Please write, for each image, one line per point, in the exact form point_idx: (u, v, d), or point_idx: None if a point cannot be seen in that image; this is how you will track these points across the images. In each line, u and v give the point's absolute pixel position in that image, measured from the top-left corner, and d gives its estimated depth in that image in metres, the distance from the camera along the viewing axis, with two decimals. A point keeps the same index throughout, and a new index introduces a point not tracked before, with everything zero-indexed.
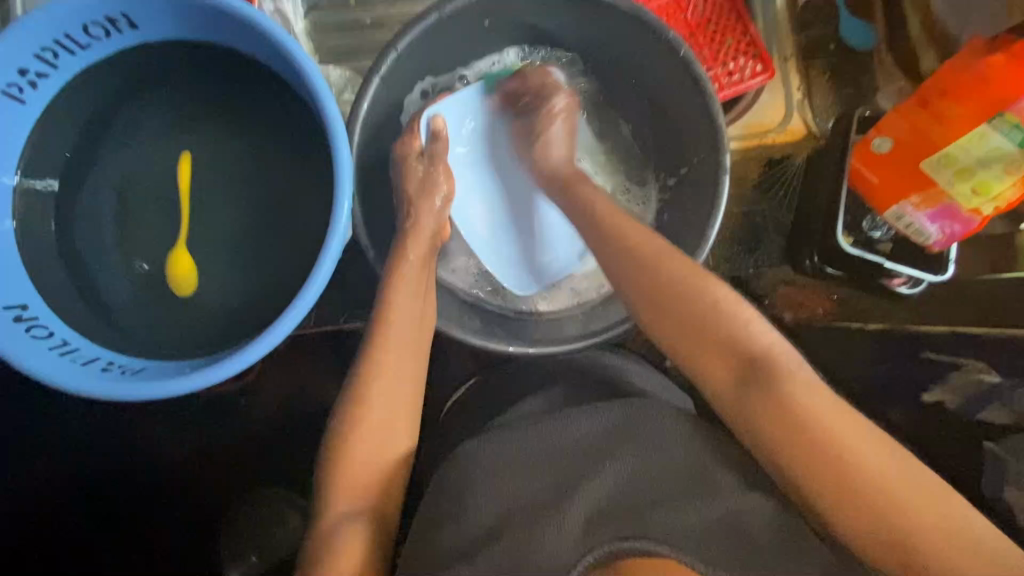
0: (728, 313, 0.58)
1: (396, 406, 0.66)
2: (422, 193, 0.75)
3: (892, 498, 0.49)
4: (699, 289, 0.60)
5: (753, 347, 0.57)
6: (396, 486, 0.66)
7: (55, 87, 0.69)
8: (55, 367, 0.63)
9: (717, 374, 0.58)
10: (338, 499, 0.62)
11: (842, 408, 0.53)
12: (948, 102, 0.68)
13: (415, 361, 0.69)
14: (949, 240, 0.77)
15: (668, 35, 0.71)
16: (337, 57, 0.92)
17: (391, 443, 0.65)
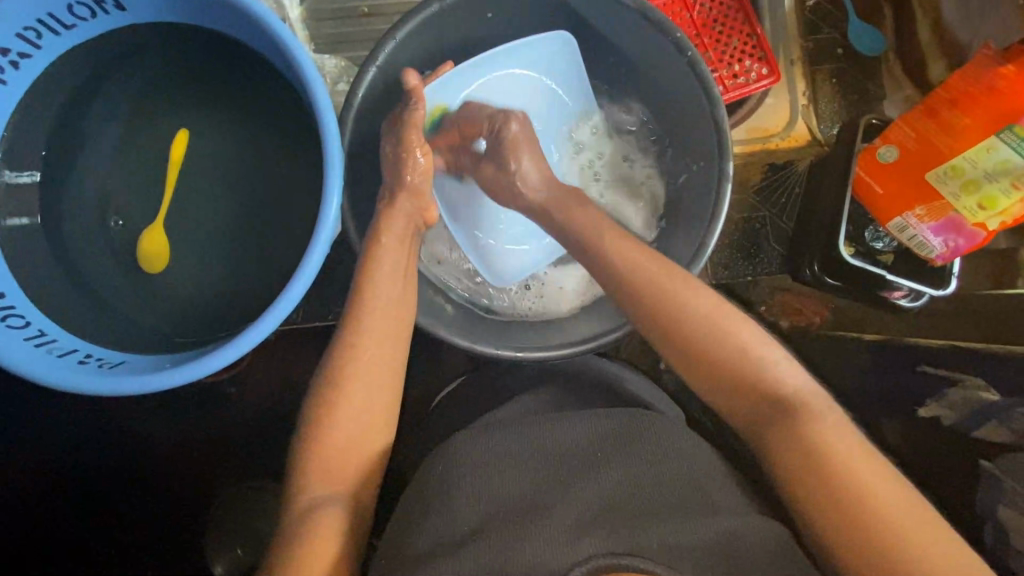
0: (744, 344, 0.59)
1: (375, 397, 0.64)
2: (416, 186, 0.73)
3: (906, 544, 0.48)
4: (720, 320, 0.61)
5: (778, 388, 0.57)
6: (374, 478, 0.64)
7: (41, 66, 0.66)
8: (28, 357, 0.60)
9: (737, 408, 0.59)
10: (313, 485, 0.60)
11: (864, 453, 0.53)
12: (957, 112, 0.67)
13: (392, 347, 0.66)
14: (952, 254, 0.75)
15: (676, 34, 0.68)
16: (333, 47, 0.89)
17: (371, 434, 0.64)
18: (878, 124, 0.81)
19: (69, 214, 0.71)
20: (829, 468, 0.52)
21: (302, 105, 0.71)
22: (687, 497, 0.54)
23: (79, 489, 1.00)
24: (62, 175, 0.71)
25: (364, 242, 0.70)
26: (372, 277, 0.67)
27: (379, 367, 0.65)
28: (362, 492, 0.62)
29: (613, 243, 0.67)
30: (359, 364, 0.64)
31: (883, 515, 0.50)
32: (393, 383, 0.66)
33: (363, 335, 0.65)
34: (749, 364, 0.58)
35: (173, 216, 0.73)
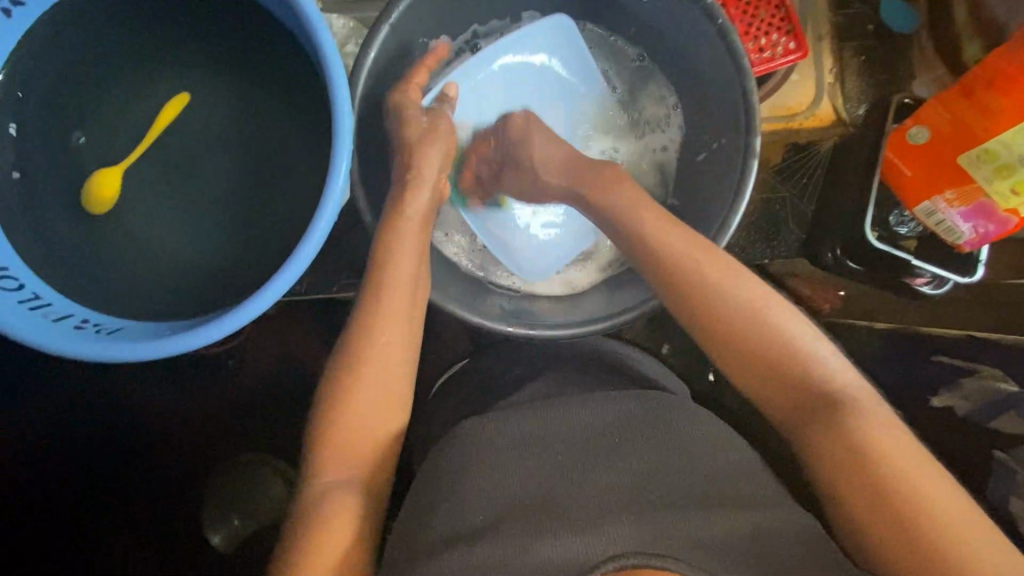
0: (782, 333, 0.58)
1: (393, 376, 0.62)
2: (426, 151, 0.69)
3: (953, 536, 0.46)
4: (763, 312, 0.59)
5: (810, 377, 0.56)
6: (390, 459, 0.62)
7: (34, 15, 0.64)
8: (23, 320, 0.58)
9: (780, 405, 0.57)
10: (328, 465, 0.58)
11: (907, 443, 0.51)
12: (994, 94, 0.64)
13: (410, 331, 0.65)
14: (981, 241, 0.72)
15: (706, 1, 0.65)
16: (341, 6, 0.86)
17: (387, 416, 0.62)
18: (910, 104, 0.78)
19: (63, 175, 0.68)
20: (873, 458, 0.50)
21: (310, 65, 0.68)
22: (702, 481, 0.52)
23: (75, 457, 0.98)
24: (55, 134, 0.68)
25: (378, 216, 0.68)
26: (388, 249, 0.65)
27: (396, 345, 0.63)
28: (377, 474, 0.60)
29: (633, 227, 0.65)
30: (378, 340, 0.62)
31: (930, 509, 0.47)
32: (410, 363, 0.64)
33: (381, 312, 0.63)
34: (791, 358, 0.57)
35: (173, 178, 0.70)
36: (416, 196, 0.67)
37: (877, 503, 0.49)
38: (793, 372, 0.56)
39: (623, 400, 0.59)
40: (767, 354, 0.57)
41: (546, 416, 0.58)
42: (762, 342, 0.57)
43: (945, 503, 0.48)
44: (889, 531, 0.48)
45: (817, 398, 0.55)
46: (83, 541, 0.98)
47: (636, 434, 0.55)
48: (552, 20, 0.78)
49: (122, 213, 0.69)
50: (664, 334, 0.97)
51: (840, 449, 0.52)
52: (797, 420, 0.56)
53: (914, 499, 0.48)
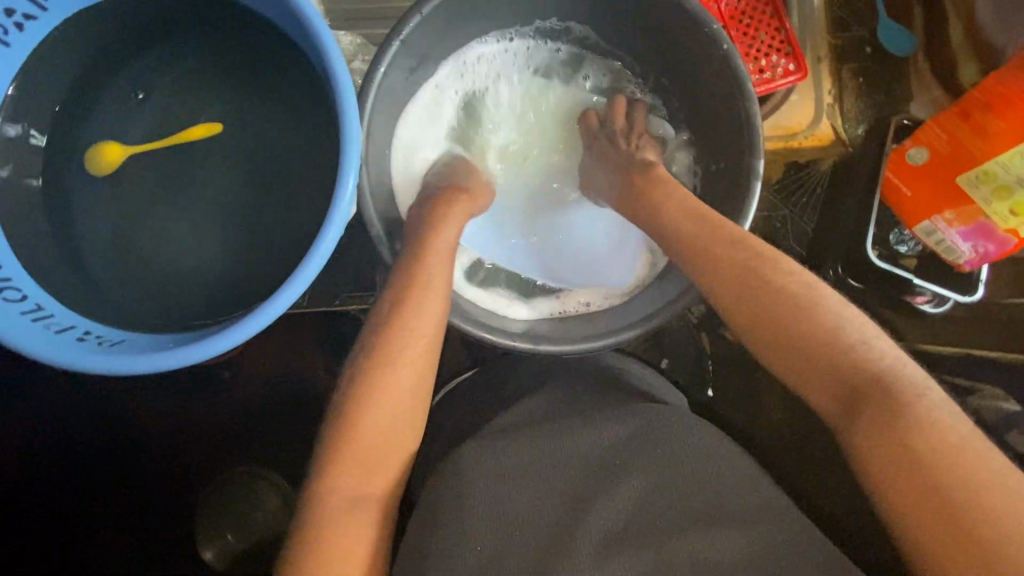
0: (820, 313, 0.57)
1: (404, 390, 0.62)
2: None
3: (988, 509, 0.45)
4: (816, 309, 0.57)
5: (842, 351, 0.55)
6: (399, 476, 0.61)
7: (45, 30, 0.63)
8: (26, 332, 0.58)
9: (823, 394, 0.56)
10: (337, 480, 0.57)
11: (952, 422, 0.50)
12: (992, 117, 0.65)
13: (429, 344, 0.64)
14: (981, 260, 0.73)
15: (712, 26, 0.67)
16: (349, 23, 0.87)
17: (402, 431, 0.61)
18: (909, 125, 0.79)
19: (69, 189, 0.68)
20: (912, 442, 0.49)
21: (319, 81, 0.69)
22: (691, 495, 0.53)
23: (71, 469, 0.97)
24: (62, 145, 0.68)
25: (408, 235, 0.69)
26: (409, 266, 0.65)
27: (416, 358, 0.63)
28: (381, 494, 0.59)
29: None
30: (395, 355, 0.62)
31: (973, 488, 0.46)
32: (425, 379, 0.64)
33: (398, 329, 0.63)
34: (829, 344, 0.56)
35: (179, 191, 0.70)
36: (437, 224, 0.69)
37: (918, 481, 0.48)
38: (836, 359, 0.55)
39: (630, 418, 0.59)
40: (806, 341, 0.57)
41: (557, 448, 0.56)
42: (818, 331, 0.56)
43: (993, 478, 0.46)
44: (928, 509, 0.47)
45: (856, 383, 0.54)
46: (79, 556, 0.97)
47: (634, 453, 0.56)
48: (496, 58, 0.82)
49: (129, 225, 0.69)
50: (659, 350, 0.97)
51: (877, 433, 0.51)
52: (835, 410, 0.55)
53: (956, 478, 0.47)
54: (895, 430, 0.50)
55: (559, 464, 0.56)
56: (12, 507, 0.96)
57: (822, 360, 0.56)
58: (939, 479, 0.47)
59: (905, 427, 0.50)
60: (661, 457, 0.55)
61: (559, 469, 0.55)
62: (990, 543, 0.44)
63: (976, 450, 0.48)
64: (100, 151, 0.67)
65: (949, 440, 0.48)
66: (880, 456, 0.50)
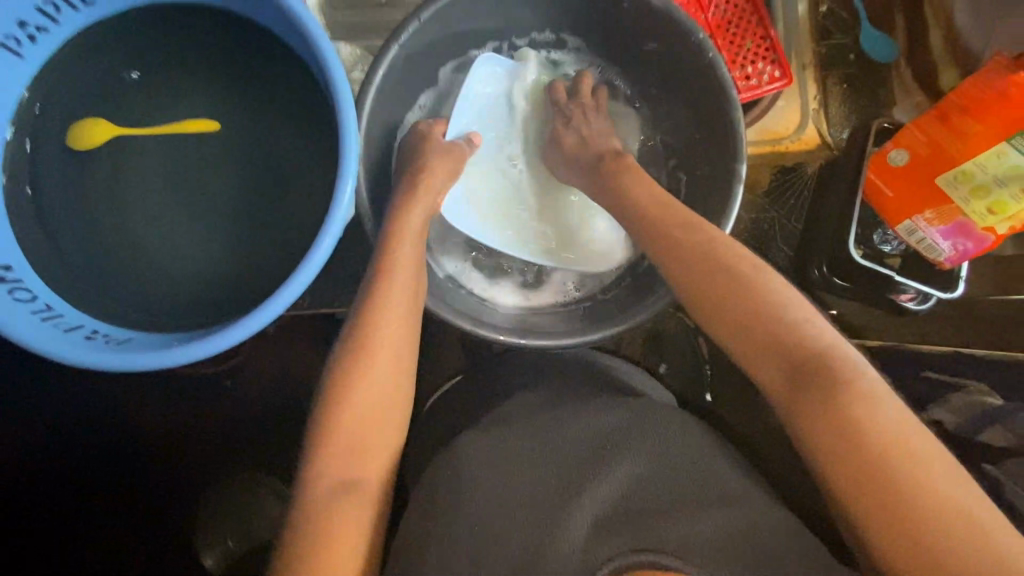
0: (778, 309, 0.58)
1: (387, 375, 0.64)
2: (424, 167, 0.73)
3: (926, 500, 0.47)
4: (776, 307, 0.58)
5: (802, 345, 0.56)
6: (390, 458, 0.63)
7: (58, 42, 0.68)
8: (36, 329, 0.61)
9: (771, 375, 0.57)
10: (328, 471, 0.59)
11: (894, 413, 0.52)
12: (969, 119, 0.67)
13: (407, 336, 0.66)
14: (961, 258, 0.75)
15: (699, 36, 0.69)
16: (348, 34, 0.90)
17: (387, 422, 0.63)
18: (890, 128, 0.81)
19: (75, 194, 0.71)
20: (856, 423, 0.51)
21: (318, 89, 0.71)
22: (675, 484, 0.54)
23: (75, 470, 0.99)
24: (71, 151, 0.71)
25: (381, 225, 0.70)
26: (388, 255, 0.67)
27: (394, 350, 0.65)
28: (372, 478, 0.61)
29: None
30: (376, 341, 0.64)
31: (910, 470, 0.48)
32: (406, 363, 0.66)
33: (379, 316, 0.65)
34: (778, 329, 0.57)
35: (183, 196, 0.72)
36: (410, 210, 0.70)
37: (861, 462, 0.49)
38: (786, 344, 0.57)
39: (615, 410, 0.61)
40: (759, 326, 0.58)
41: (547, 436, 0.59)
42: (780, 329, 0.57)
43: (927, 460, 0.49)
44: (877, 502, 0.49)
45: (805, 364, 0.55)
46: (82, 556, 0.99)
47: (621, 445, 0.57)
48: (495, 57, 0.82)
49: (132, 228, 0.71)
50: (658, 354, 1.01)
51: (827, 413, 0.52)
52: (782, 391, 0.56)
53: (895, 460, 0.49)
54: (841, 410, 0.51)
55: (546, 450, 0.58)
56: (13, 506, 0.98)
57: (774, 345, 0.57)
58: (888, 475, 0.49)
59: (850, 408, 0.51)
60: (646, 446, 0.57)
61: (546, 457, 0.57)
62: (927, 522, 0.46)
63: (911, 431, 0.51)
64: (89, 125, 0.69)
65: (890, 425, 0.50)
66: (829, 436, 0.51)
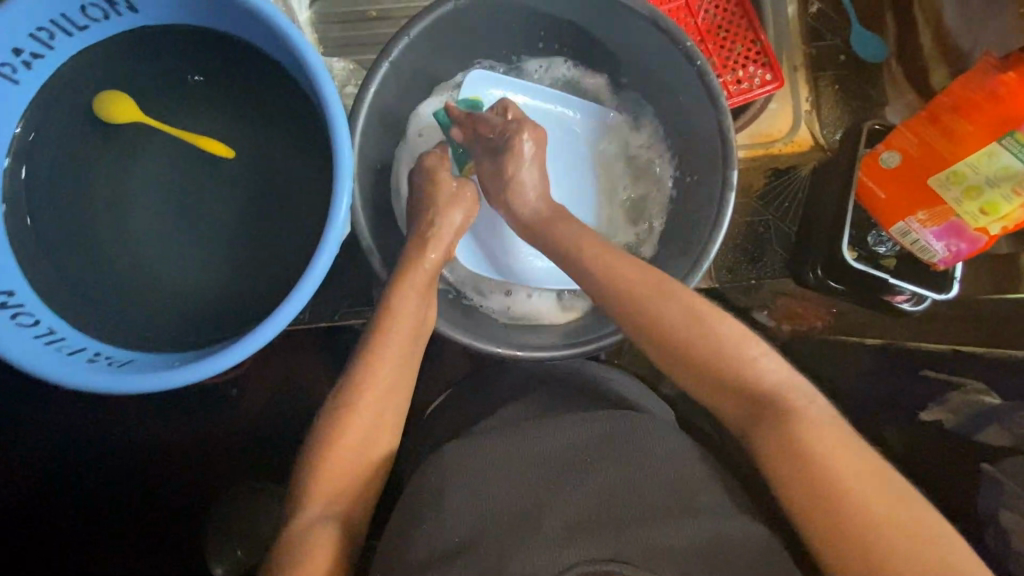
0: (719, 336, 0.61)
1: (385, 403, 0.66)
2: (451, 202, 0.76)
3: (874, 518, 0.50)
4: (715, 331, 0.61)
5: (746, 372, 0.59)
6: (375, 479, 0.66)
7: (52, 66, 0.68)
8: (39, 355, 0.62)
9: (729, 404, 0.60)
10: (317, 497, 0.61)
11: (835, 430, 0.55)
12: (959, 118, 0.68)
13: (409, 366, 0.69)
14: (955, 259, 0.75)
15: (686, 44, 0.70)
16: (341, 50, 0.91)
17: (377, 448, 0.66)
18: (881, 130, 0.82)
19: (75, 218, 0.71)
20: (802, 448, 0.54)
21: (310, 107, 0.72)
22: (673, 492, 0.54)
23: (81, 487, 1.00)
24: (68, 175, 0.71)
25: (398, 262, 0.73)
26: (402, 292, 0.69)
27: (396, 378, 0.68)
28: (357, 502, 0.63)
29: (599, 259, 0.68)
30: (382, 373, 0.67)
31: (851, 489, 0.51)
32: (404, 397, 0.69)
33: (388, 349, 0.68)
34: (727, 357, 0.60)
35: (180, 216, 0.73)
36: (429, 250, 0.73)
37: (809, 484, 0.53)
38: (735, 373, 0.59)
39: (599, 421, 0.62)
40: (705, 352, 0.61)
41: (537, 439, 0.60)
42: (720, 356, 0.60)
43: (867, 478, 0.52)
44: (827, 522, 0.51)
45: (758, 394, 0.58)
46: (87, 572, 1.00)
47: (604, 448, 0.58)
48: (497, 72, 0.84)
49: (132, 250, 0.72)
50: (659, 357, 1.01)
51: (777, 440, 0.55)
52: (740, 421, 0.59)
53: (837, 481, 0.52)
54: (789, 438, 0.55)
55: (535, 457, 0.58)
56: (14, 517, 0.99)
57: (713, 369, 0.60)
58: (835, 489, 0.51)
59: (795, 434, 0.55)
60: (634, 449, 0.58)
61: (537, 458, 0.58)
62: (865, 532, 0.49)
63: (854, 456, 0.53)
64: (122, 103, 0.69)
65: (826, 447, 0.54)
66: (779, 462, 0.55)
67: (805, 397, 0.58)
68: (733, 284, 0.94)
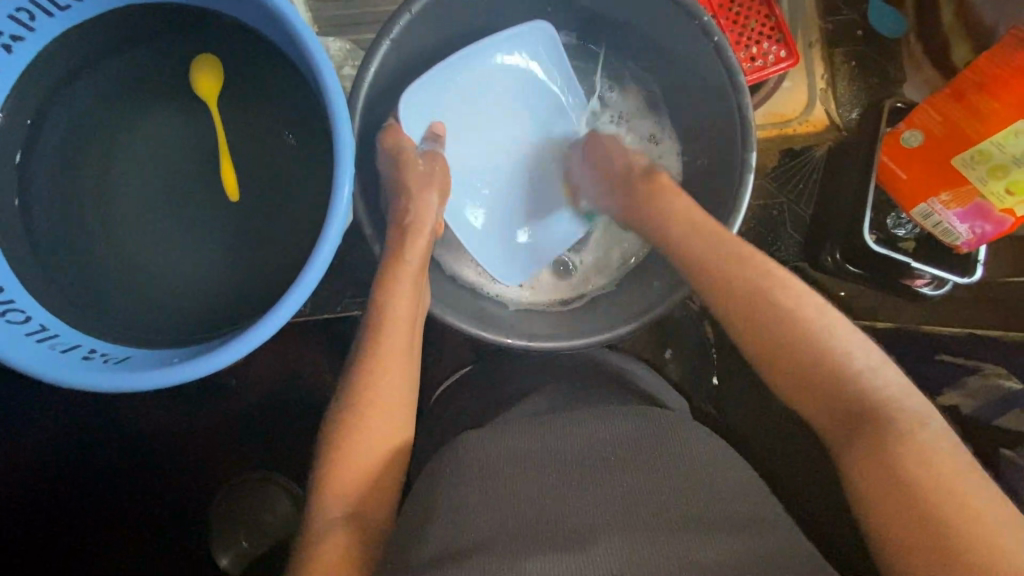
0: (798, 317, 0.60)
1: (391, 403, 0.64)
2: (421, 185, 0.71)
3: (955, 516, 0.47)
4: (793, 309, 0.61)
5: (824, 356, 0.58)
6: (391, 476, 0.63)
7: (34, 49, 0.64)
8: (30, 353, 0.58)
9: (809, 391, 0.58)
10: (327, 503, 0.59)
11: (929, 432, 0.52)
12: (987, 96, 0.65)
13: (408, 363, 0.66)
14: (978, 241, 0.73)
15: (703, 19, 0.66)
16: (337, 29, 0.87)
17: (390, 451, 0.63)
18: (902, 108, 0.79)
19: (64, 210, 0.68)
20: (896, 464, 0.51)
21: (308, 90, 0.69)
22: (699, 487, 0.53)
23: (79, 484, 0.97)
24: (57, 163, 0.68)
25: (381, 257, 0.69)
26: (394, 288, 0.67)
27: (397, 378, 0.65)
28: (371, 501, 0.61)
29: None
30: (382, 372, 0.64)
31: (953, 512, 0.47)
32: (411, 398, 0.66)
33: (385, 347, 0.65)
34: (808, 336, 0.59)
35: (176, 207, 0.71)
36: (415, 240, 0.68)
37: (902, 503, 0.49)
38: (828, 376, 0.57)
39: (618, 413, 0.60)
40: (781, 328, 0.60)
41: (552, 428, 0.59)
42: (799, 335, 0.59)
43: (989, 506, 0.47)
44: (902, 517, 0.48)
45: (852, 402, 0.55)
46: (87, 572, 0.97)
47: (626, 439, 0.57)
48: (462, 57, 0.77)
49: (127, 243, 0.70)
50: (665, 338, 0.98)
51: (869, 454, 0.52)
52: (829, 423, 0.57)
53: (938, 499, 0.48)
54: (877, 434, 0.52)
55: (551, 448, 0.57)
56: (11, 516, 0.96)
57: (787, 347, 0.59)
58: (913, 482, 0.49)
59: (892, 447, 0.52)
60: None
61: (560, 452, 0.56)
62: (949, 528, 0.46)
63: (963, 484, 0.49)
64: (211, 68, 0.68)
65: (912, 442, 0.51)
66: (869, 474, 0.51)
67: (916, 417, 0.53)
68: None
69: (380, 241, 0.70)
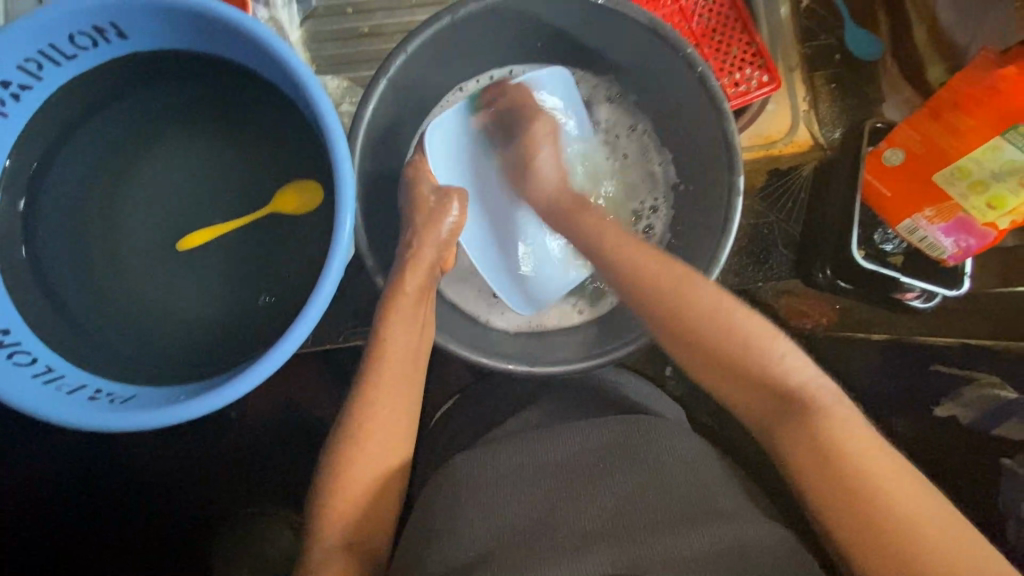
0: (741, 331, 0.60)
1: (388, 433, 0.64)
2: (428, 223, 0.72)
3: (887, 514, 0.49)
4: (735, 321, 0.61)
5: (768, 365, 0.58)
6: (386, 507, 0.64)
7: (38, 99, 0.65)
8: (35, 394, 0.59)
9: (755, 398, 0.59)
10: (329, 533, 0.60)
11: (867, 442, 0.53)
12: (962, 115, 0.67)
13: (406, 391, 0.67)
14: (964, 254, 0.76)
15: (687, 50, 0.69)
16: (336, 68, 0.90)
17: (388, 480, 0.64)
18: (884, 127, 0.82)
19: (66, 250, 0.70)
20: (860, 479, 0.51)
21: (307, 126, 0.71)
22: (698, 504, 0.52)
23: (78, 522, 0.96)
24: (61, 203, 0.69)
25: (385, 284, 0.70)
26: (390, 321, 0.67)
27: (395, 408, 0.65)
28: (368, 530, 0.62)
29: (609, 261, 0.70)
30: (378, 403, 0.65)
31: (891, 505, 0.49)
32: (409, 429, 0.67)
33: (384, 377, 0.66)
34: (749, 342, 0.59)
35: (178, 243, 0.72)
36: (414, 273, 0.69)
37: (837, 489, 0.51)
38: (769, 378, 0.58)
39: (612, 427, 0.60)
40: (721, 337, 0.60)
41: (536, 451, 0.59)
42: (736, 341, 0.60)
43: (916, 504, 0.49)
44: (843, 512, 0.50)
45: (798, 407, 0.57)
46: None
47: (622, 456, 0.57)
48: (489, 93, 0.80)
49: (130, 278, 0.71)
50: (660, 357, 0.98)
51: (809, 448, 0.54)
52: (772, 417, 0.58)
53: (875, 494, 0.50)
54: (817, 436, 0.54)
55: (546, 466, 0.57)
56: None
57: (734, 354, 0.60)
58: (849, 482, 0.51)
59: (835, 446, 0.53)
60: (650, 458, 0.56)
61: (557, 471, 0.56)
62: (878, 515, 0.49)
63: (912, 488, 0.50)
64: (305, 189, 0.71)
65: (842, 442, 0.53)
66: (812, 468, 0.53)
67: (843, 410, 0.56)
68: (740, 286, 0.94)
69: (381, 272, 0.72)
